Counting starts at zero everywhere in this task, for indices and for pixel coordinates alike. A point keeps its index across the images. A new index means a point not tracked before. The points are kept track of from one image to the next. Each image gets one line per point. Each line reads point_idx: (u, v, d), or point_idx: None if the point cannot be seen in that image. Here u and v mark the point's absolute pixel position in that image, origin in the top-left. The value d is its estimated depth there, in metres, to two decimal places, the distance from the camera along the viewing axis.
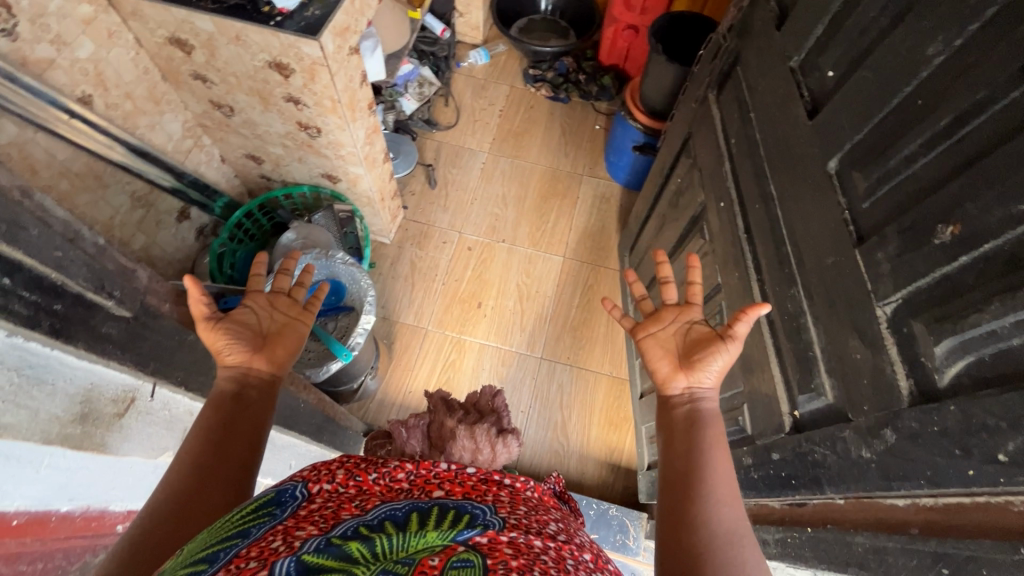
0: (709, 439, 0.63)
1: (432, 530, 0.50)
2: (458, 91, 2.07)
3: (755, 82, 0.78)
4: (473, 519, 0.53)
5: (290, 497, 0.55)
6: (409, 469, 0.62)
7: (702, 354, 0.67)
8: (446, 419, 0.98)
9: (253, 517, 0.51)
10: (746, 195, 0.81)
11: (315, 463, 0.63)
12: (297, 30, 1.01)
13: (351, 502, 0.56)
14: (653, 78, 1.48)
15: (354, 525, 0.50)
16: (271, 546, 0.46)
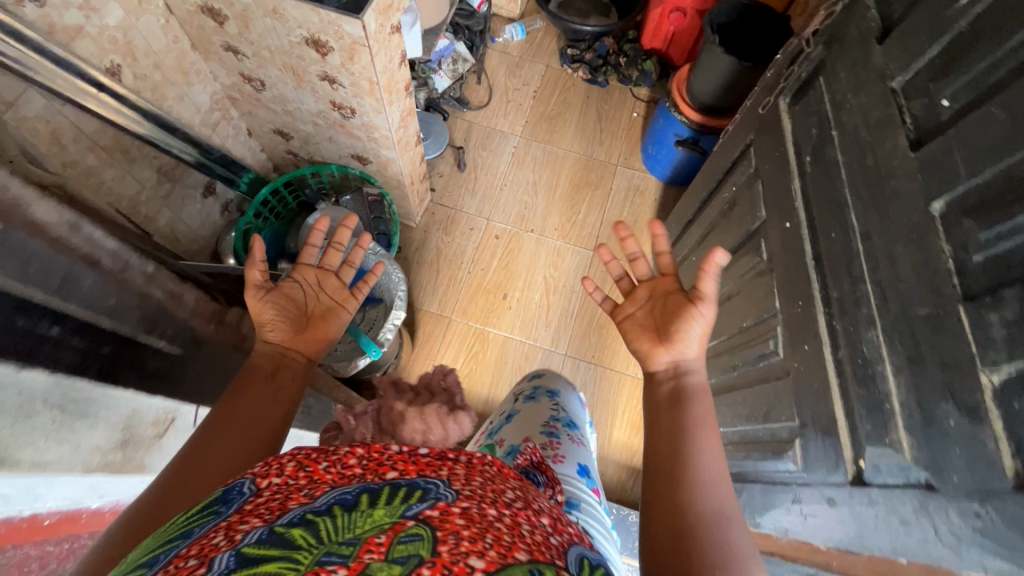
0: (693, 413, 0.67)
1: (381, 507, 0.47)
2: (491, 68, 1.99)
3: (843, 99, 0.72)
4: (424, 492, 0.49)
5: (237, 494, 0.51)
6: (361, 453, 0.55)
7: (674, 317, 0.76)
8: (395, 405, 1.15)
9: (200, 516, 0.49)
10: (819, 221, 0.75)
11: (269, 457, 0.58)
12: (338, 7, 0.94)
13: (299, 492, 0.50)
14: (706, 70, 1.41)
15: (301, 514, 0.45)
16: (212, 543, 0.43)
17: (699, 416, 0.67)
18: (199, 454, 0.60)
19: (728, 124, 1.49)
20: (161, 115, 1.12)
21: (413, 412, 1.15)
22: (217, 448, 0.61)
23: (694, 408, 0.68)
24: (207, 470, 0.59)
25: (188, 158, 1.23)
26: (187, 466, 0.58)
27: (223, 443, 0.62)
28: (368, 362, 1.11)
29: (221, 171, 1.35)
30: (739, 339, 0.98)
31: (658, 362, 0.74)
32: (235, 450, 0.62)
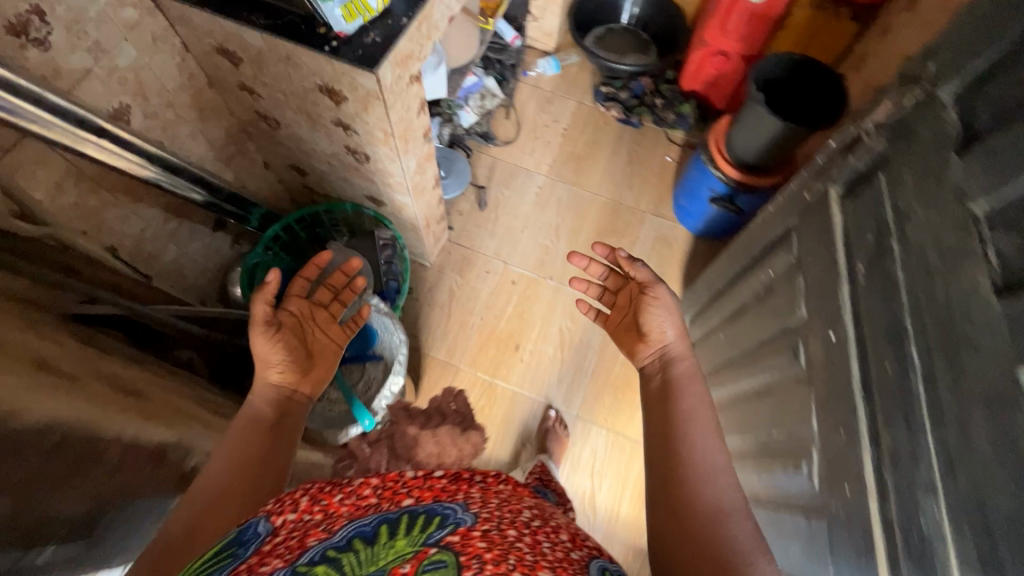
0: (682, 405, 0.78)
1: (401, 538, 0.56)
2: (521, 102, 1.92)
3: (908, 209, 0.62)
4: (444, 518, 0.59)
5: (251, 535, 0.61)
6: (375, 484, 0.66)
7: (646, 310, 0.93)
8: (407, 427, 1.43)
9: (217, 559, 0.57)
10: (871, 344, 0.65)
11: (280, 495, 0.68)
12: (353, 60, 0.89)
13: (317, 528, 0.60)
14: (747, 126, 1.32)
15: (321, 550, 0.54)
16: None
17: (690, 411, 0.77)
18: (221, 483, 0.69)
19: (767, 184, 1.39)
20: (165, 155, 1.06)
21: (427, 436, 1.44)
22: (241, 476, 0.70)
23: (683, 400, 0.79)
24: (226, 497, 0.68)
25: (193, 197, 1.15)
26: (205, 502, 0.67)
27: (246, 469, 0.71)
28: (359, 431, 1.04)
29: (230, 206, 1.27)
30: (767, 447, 0.87)
31: (644, 354, 0.91)
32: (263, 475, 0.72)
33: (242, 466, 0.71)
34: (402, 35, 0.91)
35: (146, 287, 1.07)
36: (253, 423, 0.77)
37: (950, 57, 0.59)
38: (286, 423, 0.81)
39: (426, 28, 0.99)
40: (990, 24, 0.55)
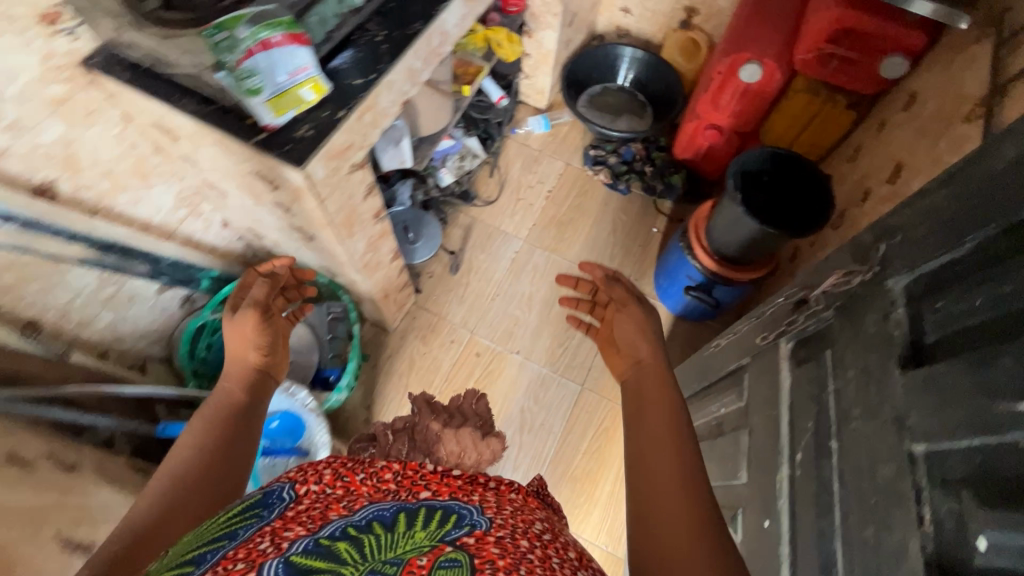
0: (654, 410, 0.73)
1: (421, 531, 0.58)
2: (506, 161, 1.86)
3: (848, 408, 0.53)
4: (459, 519, 0.62)
5: (277, 499, 0.65)
6: (395, 470, 0.72)
7: (624, 322, 0.93)
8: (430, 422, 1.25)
9: (241, 518, 0.60)
10: (800, 558, 0.55)
11: (301, 467, 0.73)
12: (280, 154, 0.83)
13: (338, 503, 0.64)
14: (725, 220, 1.23)
15: (342, 527, 0.57)
16: (259, 548, 0.54)
17: (668, 410, 0.72)
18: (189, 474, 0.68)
19: (746, 278, 1.31)
20: (99, 236, 1.03)
21: (448, 436, 1.22)
22: (212, 463, 0.70)
23: (655, 404, 0.74)
24: (198, 487, 0.67)
25: (137, 268, 1.15)
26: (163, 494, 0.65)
27: (215, 456, 0.71)
28: None
29: (174, 276, 1.26)
30: None
31: (619, 364, 0.89)
32: (232, 459, 0.72)
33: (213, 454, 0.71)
34: (337, 130, 0.86)
35: (58, 367, 1.04)
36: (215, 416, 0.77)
37: (907, 245, 0.51)
38: (253, 409, 0.82)
39: (371, 117, 0.93)
40: (951, 224, 0.46)
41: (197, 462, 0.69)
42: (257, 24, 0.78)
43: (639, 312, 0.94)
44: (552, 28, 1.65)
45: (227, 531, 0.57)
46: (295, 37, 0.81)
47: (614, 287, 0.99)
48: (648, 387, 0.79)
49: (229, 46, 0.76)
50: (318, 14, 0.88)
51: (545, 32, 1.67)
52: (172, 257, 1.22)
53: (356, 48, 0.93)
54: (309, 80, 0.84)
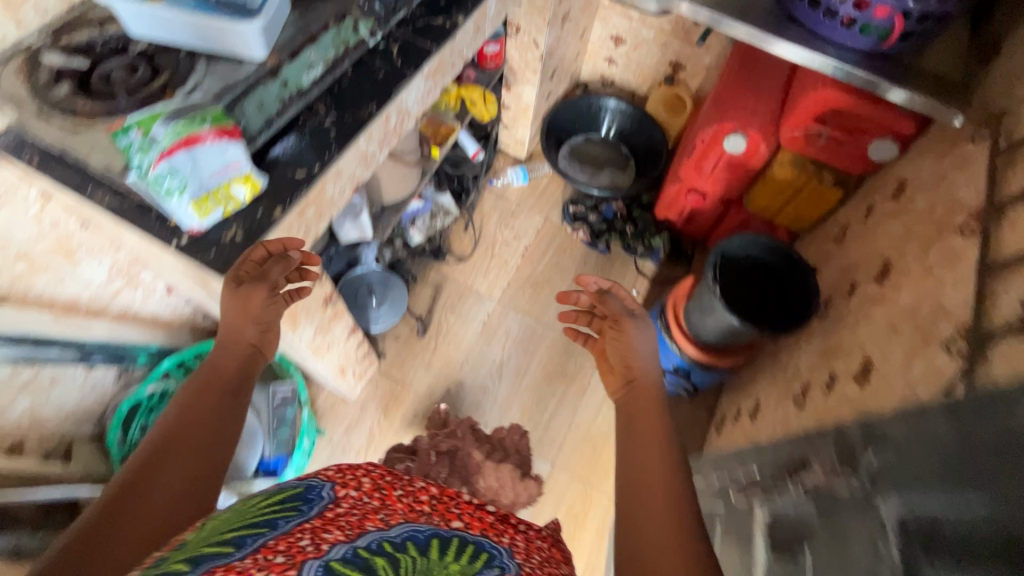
0: (644, 436, 0.78)
1: (452, 563, 0.58)
2: (483, 214, 1.78)
3: None
4: (489, 557, 0.60)
5: (317, 496, 0.65)
6: (432, 493, 0.71)
7: (623, 342, 0.94)
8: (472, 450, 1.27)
9: (280, 509, 0.62)
10: None
11: (341, 465, 0.71)
12: (203, 262, 0.74)
13: (375, 514, 0.64)
14: (699, 307, 1.18)
15: (378, 540, 0.58)
16: (301, 544, 0.56)
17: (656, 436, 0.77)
18: (168, 450, 0.65)
19: (725, 364, 1.24)
20: (8, 328, 0.92)
21: (486, 466, 1.25)
22: (193, 434, 0.68)
23: (647, 424, 0.80)
24: (177, 469, 0.64)
25: (59, 353, 1.03)
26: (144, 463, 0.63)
27: (197, 428, 0.69)
28: None
29: (103, 356, 1.14)
30: None
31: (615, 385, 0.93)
32: (219, 441, 0.70)
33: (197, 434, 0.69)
34: (270, 233, 0.77)
35: None
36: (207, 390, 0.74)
37: (905, 480, 0.62)
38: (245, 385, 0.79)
39: (315, 210, 0.85)
40: (965, 480, 0.54)
41: (178, 441, 0.67)
42: (181, 119, 0.69)
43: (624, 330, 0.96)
44: (532, 84, 1.58)
45: (267, 520, 0.60)
46: (225, 131, 0.72)
47: (609, 303, 1.00)
48: (639, 413, 0.83)
49: (143, 145, 0.67)
50: (257, 98, 0.79)
51: (525, 87, 1.60)
52: (101, 338, 1.10)
53: (300, 133, 0.85)
54: (241, 175, 0.75)
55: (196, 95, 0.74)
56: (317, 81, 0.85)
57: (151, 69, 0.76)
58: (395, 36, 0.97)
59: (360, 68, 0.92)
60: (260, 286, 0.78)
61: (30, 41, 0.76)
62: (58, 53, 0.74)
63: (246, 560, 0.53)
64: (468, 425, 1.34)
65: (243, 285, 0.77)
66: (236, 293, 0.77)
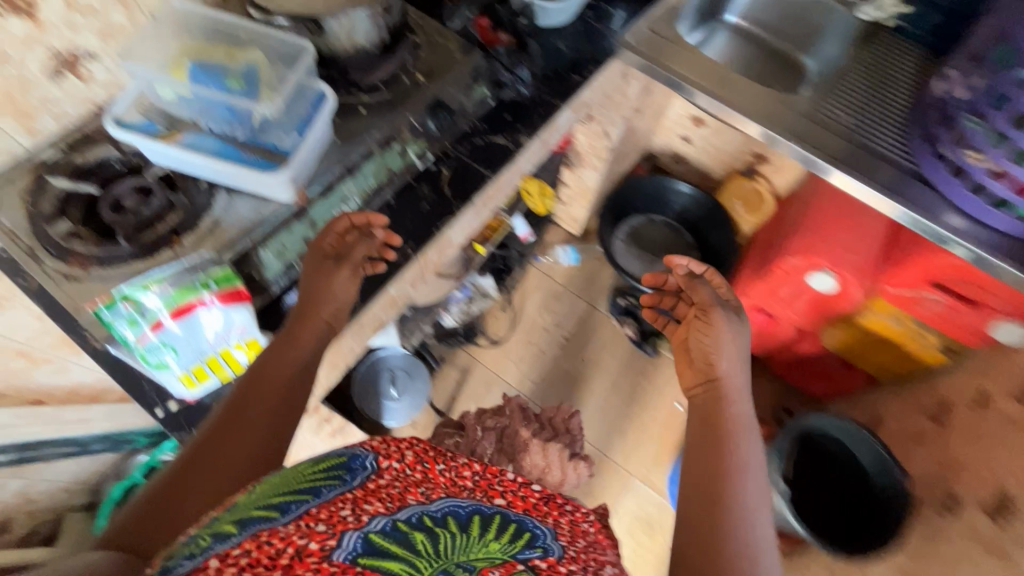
0: (717, 443, 0.68)
1: (494, 542, 0.56)
2: (524, 293, 1.65)
3: None
4: (532, 539, 0.59)
5: (360, 466, 0.61)
6: (475, 470, 0.68)
7: (707, 337, 0.78)
8: (522, 430, 1.26)
9: (324, 478, 0.58)
10: None
11: (384, 437, 0.68)
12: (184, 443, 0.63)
13: (416, 487, 0.61)
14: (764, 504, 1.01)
15: (419, 513, 0.56)
16: (340, 515, 0.53)
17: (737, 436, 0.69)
18: (235, 404, 0.61)
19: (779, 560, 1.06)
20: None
21: (535, 447, 1.24)
22: (257, 405, 0.61)
23: (725, 427, 0.70)
24: (240, 425, 0.60)
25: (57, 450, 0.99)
26: (215, 432, 0.59)
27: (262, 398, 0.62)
28: None
29: (100, 446, 1.07)
30: None
31: (689, 377, 0.79)
32: (288, 383, 0.64)
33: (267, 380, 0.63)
34: (307, 299, 0.65)
35: None
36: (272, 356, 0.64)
37: None
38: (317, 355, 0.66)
39: (328, 361, 0.75)
40: None
41: (247, 408, 0.61)
42: (182, 283, 0.60)
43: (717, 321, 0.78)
44: (596, 169, 1.44)
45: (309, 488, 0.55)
46: (232, 295, 0.61)
47: (699, 288, 0.83)
48: (716, 416, 0.72)
49: (130, 321, 0.57)
50: (278, 243, 0.68)
51: (587, 171, 1.46)
52: (99, 431, 1.03)
53: None
54: (245, 342, 0.63)
55: (206, 242, 0.65)
56: None
57: (165, 198, 0.66)
58: (449, 152, 0.83)
59: (403, 193, 0.79)
60: (339, 264, 0.68)
61: (42, 151, 0.69)
62: (64, 178, 0.65)
63: (290, 527, 0.49)
64: (517, 402, 1.32)
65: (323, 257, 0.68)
66: (316, 268, 0.67)
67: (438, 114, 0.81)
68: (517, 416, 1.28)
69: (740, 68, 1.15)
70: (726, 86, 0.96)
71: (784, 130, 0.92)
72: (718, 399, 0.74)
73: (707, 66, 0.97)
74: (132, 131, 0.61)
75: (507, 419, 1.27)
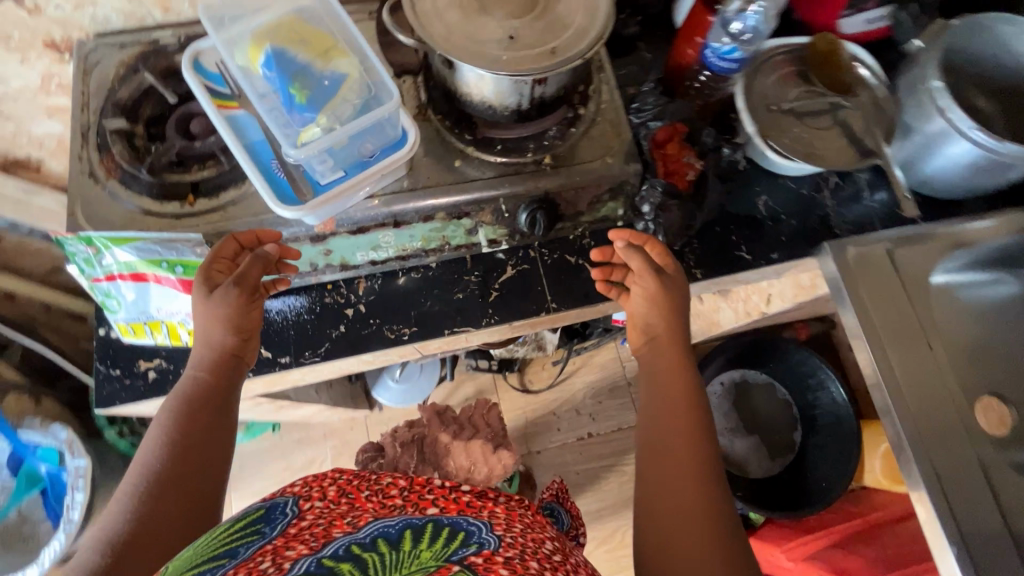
0: (669, 409, 0.57)
1: (428, 550, 0.47)
2: (586, 362, 1.46)
3: None
4: (468, 537, 0.50)
5: (279, 515, 0.53)
6: (402, 487, 0.60)
7: (655, 294, 0.61)
8: (440, 435, 0.90)
9: (239, 535, 0.48)
10: None
11: (305, 479, 0.60)
12: (99, 381, 0.62)
13: (342, 520, 0.52)
14: None
15: (345, 545, 0.47)
16: (260, 565, 0.44)
17: (685, 397, 0.58)
18: (160, 479, 0.49)
19: None
20: None
21: (461, 448, 0.90)
22: (170, 471, 0.50)
23: (673, 388, 0.59)
24: (161, 501, 0.48)
25: None
26: (126, 529, 0.47)
27: (180, 460, 0.50)
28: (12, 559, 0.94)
29: None
30: None
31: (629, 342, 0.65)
32: (208, 415, 0.54)
33: (181, 422, 0.52)
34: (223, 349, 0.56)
35: None
36: (182, 408, 0.53)
37: None
38: (233, 387, 0.57)
39: (262, 385, 0.67)
40: None
41: (164, 481, 0.49)
42: (147, 254, 0.55)
43: (655, 289, 0.61)
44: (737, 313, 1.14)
45: (227, 548, 0.46)
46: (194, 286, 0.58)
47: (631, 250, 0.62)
48: (664, 380, 0.59)
49: (84, 264, 0.55)
50: None
51: None
52: None
53: (314, 299, 0.66)
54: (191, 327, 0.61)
55: (208, 220, 0.58)
56: (375, 264, 0.65)
57: (216, 147, 0.60)
58: (530, 253, 0.69)
59: (450, 265, 0.68)
60: (237, 289, 0.55)
61: (165, 30, 0.67)
62: (150, 76, 0.62)
63: None
64: (430, 407, 0.95)
65: (216, 288, 0.55)
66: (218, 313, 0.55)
67: (535, 213, 0.62)
68: (435, 419, 0.92)
69: (1004, 339, 0.75)
70: (909, 368, 0.64)
71: (935, 481, 0.59)
72: (664, 358, 0.61)
73: (903, 319, 0.65)
74: (196, 77, 0.54)
75: (423, 425, 0.92)
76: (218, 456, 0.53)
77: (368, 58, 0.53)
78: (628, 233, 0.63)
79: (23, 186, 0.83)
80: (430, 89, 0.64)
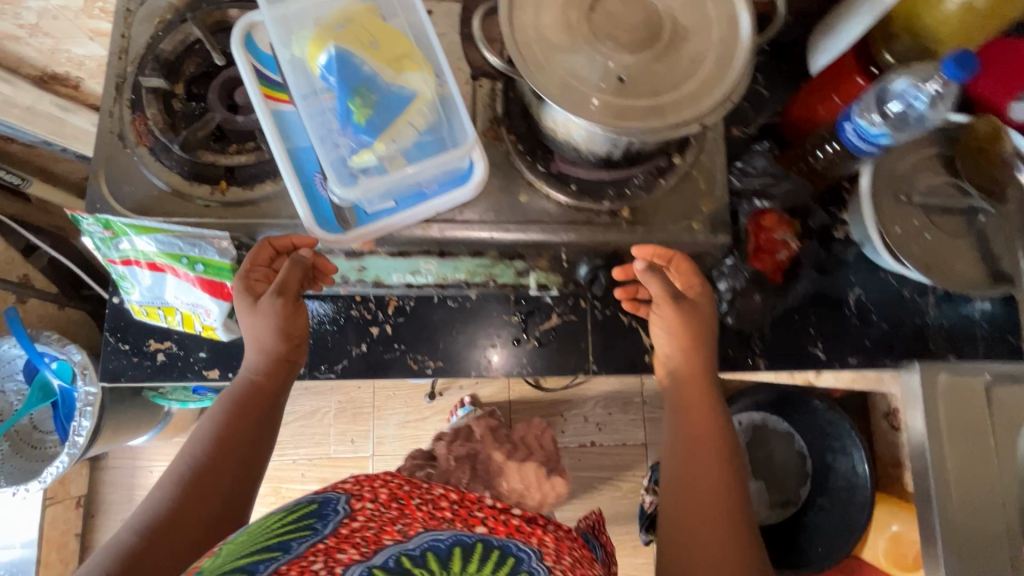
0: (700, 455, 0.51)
1: None
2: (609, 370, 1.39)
3: None
4: (518, 564, 0.46)
5: (332, 511, 0.48)
6: (454, 499, 0.53)
7: (682, 326, 0.54)
8: (493, 451, 0.84)
9: (290, 529, 0.45)
10: None
11: (357, 476, 0.54)
12: (108, 352, 0.59)
13: (392, 526, 0.47)
14: None
15: (396, 557, 0.43)
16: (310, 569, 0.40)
17: (718, 443, 0.52)
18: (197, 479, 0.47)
19: None
20: None
21: (512, 468, 0.82)
22: (209, 472, 0.48)
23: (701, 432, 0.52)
24: (196, 503, 0.46)
25: None
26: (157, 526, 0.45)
27: (221, 462, 0.49)
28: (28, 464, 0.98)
29: None
30: None
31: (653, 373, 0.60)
32: (256, 419, 0.52)
33: (228, 422, 0.50)
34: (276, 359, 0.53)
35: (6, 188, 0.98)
36: (232, 408, 0.51)
37: None
38: (283, 390, 0.54)
39: None
40: None
41: (203, 482, 0.47)
42: (166, 247, 0.52)
43: (674, 318, 0.54)
44: None
45: (278, 543, 0.43)
46: (212, 284, 0.55)
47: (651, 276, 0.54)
48: (693, 421, 0.53)
49: (101, 246, 0.52)
50: None
51: None
52: None
53: (339, 308, 0.61)
54: (203, 322, 0.57)
55: (238, 215, 0.51)
56: (410, 286, 0.59)
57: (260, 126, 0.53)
58: (581, 303, 0.62)
59: (490, 298, 0.62)
60: (282, 300, 0.52)
61: None
62: (198, 31, 0.54)
63: None
64: (484, 424, 0.92)
65: (262, 298, 0.52)
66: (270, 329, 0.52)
67: (597, 271, 0.57)
68: (490, 436, 0.87)
69: None
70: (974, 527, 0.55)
71: None
72: (689, 398, 0.54)
73: (980, 463, 0.53)
74: (245, 57, 0.47)
75: (476, 441, 0.85)
76: (258, 462, 0.51)
77: (445, 78, 0.45)
78: (651, 249, 0.53)
79: (60, 102, 0.77)
80: (508, 102, 0.55)
